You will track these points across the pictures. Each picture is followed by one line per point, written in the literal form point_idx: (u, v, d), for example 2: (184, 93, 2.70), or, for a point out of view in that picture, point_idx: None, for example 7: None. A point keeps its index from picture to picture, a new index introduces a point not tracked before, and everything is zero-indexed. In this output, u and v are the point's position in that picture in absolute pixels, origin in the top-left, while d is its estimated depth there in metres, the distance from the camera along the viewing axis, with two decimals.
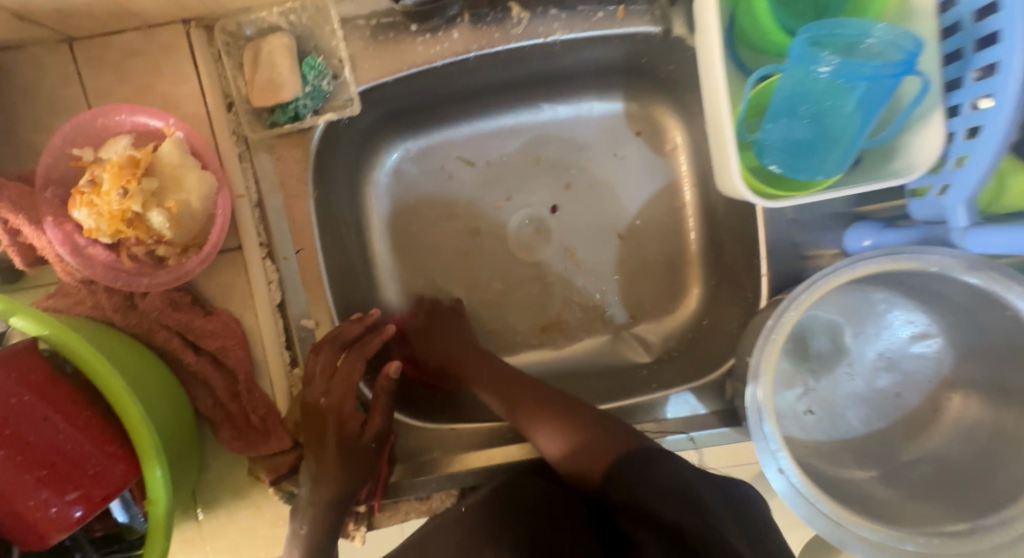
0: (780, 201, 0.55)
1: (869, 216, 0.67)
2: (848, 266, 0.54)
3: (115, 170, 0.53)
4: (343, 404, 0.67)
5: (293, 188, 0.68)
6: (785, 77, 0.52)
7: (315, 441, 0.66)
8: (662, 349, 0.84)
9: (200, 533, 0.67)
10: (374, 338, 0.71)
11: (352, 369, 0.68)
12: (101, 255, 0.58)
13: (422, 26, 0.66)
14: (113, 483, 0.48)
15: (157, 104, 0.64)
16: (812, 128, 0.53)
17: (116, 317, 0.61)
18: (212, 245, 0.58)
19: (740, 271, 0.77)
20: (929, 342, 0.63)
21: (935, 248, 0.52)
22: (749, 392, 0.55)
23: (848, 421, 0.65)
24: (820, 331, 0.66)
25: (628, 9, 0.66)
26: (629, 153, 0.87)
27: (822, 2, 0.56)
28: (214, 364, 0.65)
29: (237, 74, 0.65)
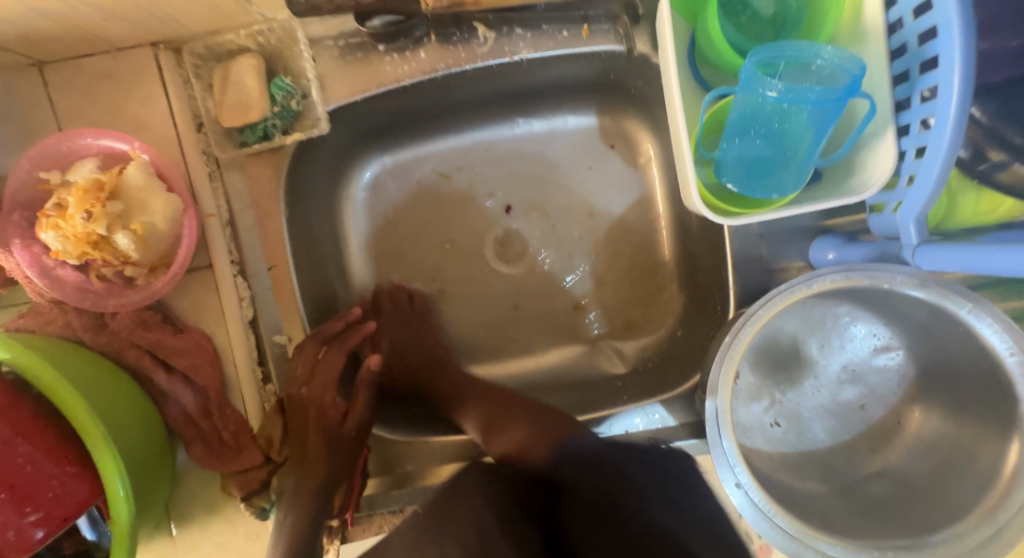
0: (739, 219, 0.56)
1: (834, 230, 0.67)
2: (804, 284, 0.55)
3: (80, 194, 0.54)
4: (324, 395, 0.71)
5: (265, 206, 0.70)
6: (738, 99, 0.52)
7: (297, 434, 0.69)
8: (637, 360, 0.85)
9: (172, 549, 0.67)
10: (353, 334, 0.74)
11: (333, 362, 0.72)
12: (70, 276, 0.58)
13: (390, 47, 0.67)
14: (74, 503, 0.50)
15: (127, 126, 0.64)
16: (768, 147, 0.54)
17: (87, 336, 0.62)
18: (180, 265, 0.59)
19: (710, 283, 0.78)
20: (892, 355, 0.63)
21: (888, 266, 0.54)
22: (709, 408, 0.56)
23: (814, 433, 0.65)
24: (787, 344, 0.66)
25: (592, 28, 0.67)
26: (604, 162, 0.87)
27: (778, 22, 0.58)
28: (186, 381, 0.65)
29: (206, 95, 0.66)
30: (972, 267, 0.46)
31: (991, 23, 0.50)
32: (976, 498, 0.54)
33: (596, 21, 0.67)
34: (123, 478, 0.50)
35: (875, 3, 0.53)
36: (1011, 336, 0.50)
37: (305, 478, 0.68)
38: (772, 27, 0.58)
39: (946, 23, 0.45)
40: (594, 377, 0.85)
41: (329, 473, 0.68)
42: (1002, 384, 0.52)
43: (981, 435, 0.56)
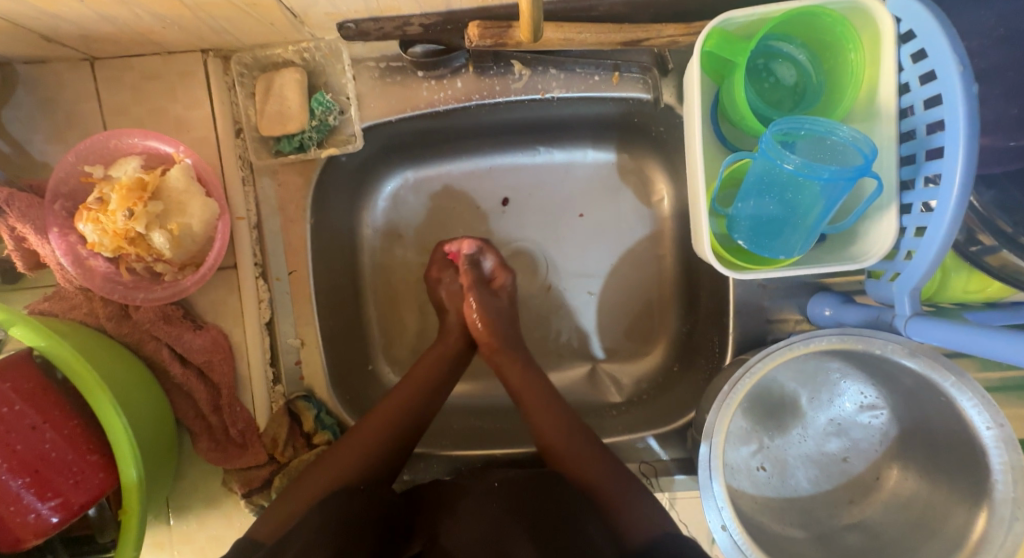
0: (746, 274, 0.59)
1: (832, 288, 0.70)
2: (803, 341, 0.59)
3: (123, 192, 0.57)
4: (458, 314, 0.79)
5: (292, 214, 0.71)
6: (756, 164, 0.57)
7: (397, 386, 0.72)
8: (634, 391, 0.84)
9: (168, 538, 0.69)
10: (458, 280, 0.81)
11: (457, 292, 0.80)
12: (101, 267, 0.61)
13: (429, 74, 0.70)
14: (90, 492, 0.52)
15: (170, 126, 0.67)
16: (779, 211, 0.57)
17: (109, 325, 0.64)
18: (209, 266, 0.61)
19: (708, 330, 0.78)
20: (876, 414, 0.67)
21: (881, 333, 0.58)
22: (703, 451, 0.59)
23: (797, 481, 0.68)
24: (777, 393, 0.69)
25: (622, 75, 0.70)
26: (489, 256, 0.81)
27: (799, 91, 0.61)
28: (199, 376, 0.68)
29: (247, 103, 0.68)
30: (955, 345, 0.50)
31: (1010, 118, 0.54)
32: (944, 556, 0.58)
33: (628, 70, 0.70)
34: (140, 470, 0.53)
35: (890, 87, 0.56)
36: (987, 412, 0.55)
37: (345, 451, 0.65)
38: (792, 96, 0.62)
39: (952, 122, 0.49)
40: (590, 405, 0.84)
41: (380, 444, 0.66)
42: (975, 450, 0.57)
43: (953, 500, 0.59)
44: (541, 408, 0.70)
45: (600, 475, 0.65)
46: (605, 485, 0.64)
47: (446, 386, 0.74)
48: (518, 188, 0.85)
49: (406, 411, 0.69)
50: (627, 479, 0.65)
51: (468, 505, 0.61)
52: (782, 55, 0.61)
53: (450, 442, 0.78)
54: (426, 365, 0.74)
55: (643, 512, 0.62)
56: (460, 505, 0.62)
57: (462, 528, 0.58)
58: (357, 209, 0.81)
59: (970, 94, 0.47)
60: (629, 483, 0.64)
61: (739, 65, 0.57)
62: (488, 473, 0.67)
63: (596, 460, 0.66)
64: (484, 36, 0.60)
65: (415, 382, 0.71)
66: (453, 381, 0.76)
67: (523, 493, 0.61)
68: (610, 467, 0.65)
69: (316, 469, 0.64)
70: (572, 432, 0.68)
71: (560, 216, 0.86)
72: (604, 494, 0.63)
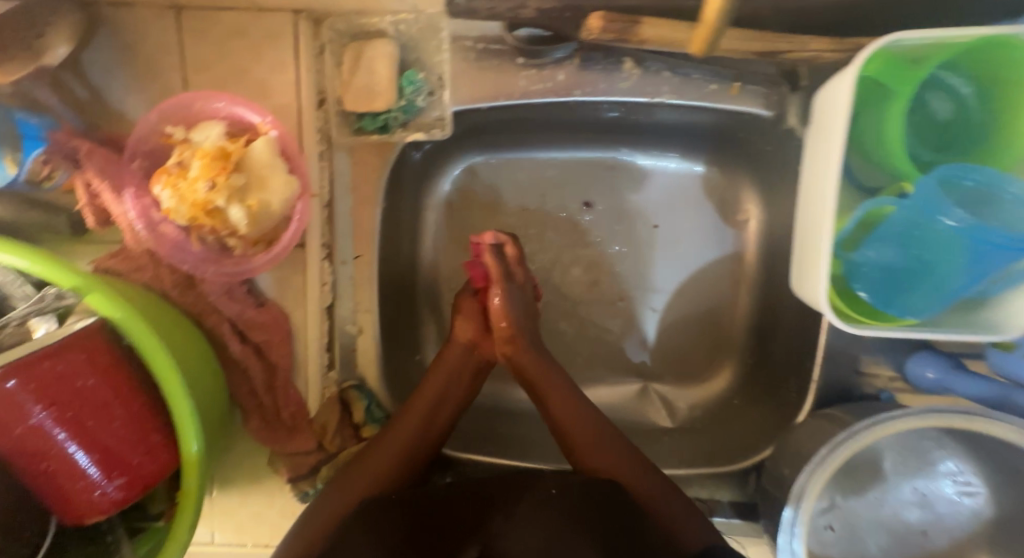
0: (862, 329, 0.53)
1: (938, 348, 0.64)
2: (920, 415, 0.53)
3: (206, 160, 0.54)
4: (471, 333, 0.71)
5: (364, 193, 0.68)
6: (903, 211, 0.51)
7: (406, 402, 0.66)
8: (688, 418, 0.79)
9: (209, 509, 0.68)
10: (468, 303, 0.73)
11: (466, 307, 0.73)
12: (173, 234, 0.57)
13: (530, 61, 0.65)
14: (155, 469, 0.50)
15: (251, 88, 0.63)
16: (917, 267, 0.51)
17: (173, 292, 0.61)
18: (284, 247, 0.58)
19: (786, 370, 0.73)
20: (970, 492, 0.61)
21: (1008, 417, 0.52)
22: (786, 513, 0.55)
23: (866, 546, 0.63)
24: (865, 454, 0.62)
25: (743, 87, 0.64)
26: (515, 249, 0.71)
27: (950, 131, 0.54)
28: (257, 355, 0.65)
29: (334, 72, 0.63)
30: None
31: None
32: None
33: (752, 81, 0.64)
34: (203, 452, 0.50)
35: None
36: None
37: (375, 464, 0.61)
38: (942, 135, 0.55)
39: None
40: (639, 428, 0.79)
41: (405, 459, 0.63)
42: None
43: None
44: (589, 432, 0.63)
45: (644, 480, 0.59)
46: (649, 490, 0.58)
47: (454, 403, 0.68)
48: (599, 192, 0.80)
49: (421, 429, 0.64)
50: (672, 490, 0.59)
51: (524, 512, 0.54)
52: (941, 86, 0.53)
53: (495, 450, 0.74)
54: (436, 382, 0.67)
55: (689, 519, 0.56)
56: (517, 507, 0.55)
57: (520, 536, 0.51)
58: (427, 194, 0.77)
59: None
60: (674, 493, 0.59)
61: (901, 97, 0.50)
62: (539, 478, 0.60)
63: (641, 468, 0.61)
64: (605, 31, 0.54)
65: (425, 398, 0.65)
66: (462, 395, 0.69)
67: (584, 498, 0.54)
68: (655, 478, 0.60)
69: (346, 480, 0.60)
70: (614, 454, 0.61)
71: (638, 225, 0.80)
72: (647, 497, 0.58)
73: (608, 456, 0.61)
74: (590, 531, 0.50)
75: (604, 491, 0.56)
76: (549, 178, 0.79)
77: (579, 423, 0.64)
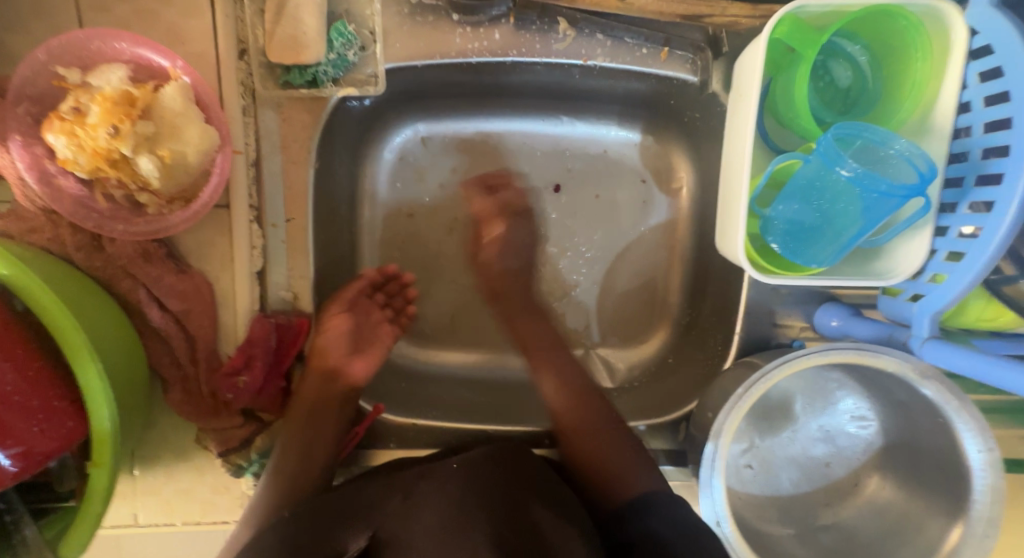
0: (774, 278, 0.58)
1: (841, 299, 0.70)
2: (820, 353, 0.59)
3: (107, 105, 0.49)
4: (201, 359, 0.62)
5: (294, 154, 0.64)
6: (808, 166, 0.55)
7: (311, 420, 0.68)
8: (626, 377, 0.83)
9: (132, 489, 0.64)
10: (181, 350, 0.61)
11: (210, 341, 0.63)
12: (72, 189, 0.53)
13: (465, 19, 0.64)
14: (59, 440, 0.46)
15: (161, 34, 0.59)
16: (820, 220, 0.56)
17: (78, 256, 0.57)
18: (204, 203, 0.55)
19: (712, 327, 0.78)
20: (865, 424, 0.69)
21: (894, 352, 0.58)
22: (708, 450, 0.59)
23: (780, 481, 0.70)
24: (775, 397, 0.69)
25: (671, 53, 0.67)
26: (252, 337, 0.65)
27: (851, 95, 0.60)
28: (178, 323, 0.62)
29: (256, 21, 0.59)
30: (969, 372, 0.51)
31: None
32: None
33: (678, 46, 0.66)
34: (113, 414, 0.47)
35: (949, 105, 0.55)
36: (980, 436, 0.56)
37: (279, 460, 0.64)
38: (844, 98, 0.60)
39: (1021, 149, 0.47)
40: None
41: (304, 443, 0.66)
42: (959, 470, 0.59)
43: (930, 513, 0.62)
44: (573, 397, 0.71)
45: (614, 457, 0.65)
46: (621, 461, 0.65)
47: (329, 423, 0.68)
48: (537, 157, 0.81)
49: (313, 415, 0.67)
50: (638, 461, 0.65)
51: (425, 490, 0.54)
52: (843, 54, 0.59)
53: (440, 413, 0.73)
54: (307, 394, 0.67)
55: (651, 480, 0.63)
56: (416, 488, 0.55)
57: (419, 515, 0.52)
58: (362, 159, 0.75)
59: None
60: (640, 456, 0.65)
61: (806, 59, 0.53)
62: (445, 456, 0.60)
63: (610, 432, 0.68)
64: None
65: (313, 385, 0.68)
66: (336, 426, 0.68)
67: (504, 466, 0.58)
68: (622, 437, 0.67)
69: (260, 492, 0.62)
70: (596, 414, 0.70)
71: (578, 195, 0.82)
72: (619, 477, 0.64)
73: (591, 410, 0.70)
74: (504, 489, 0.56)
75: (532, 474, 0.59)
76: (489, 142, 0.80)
77: (590, 413, 0.70)
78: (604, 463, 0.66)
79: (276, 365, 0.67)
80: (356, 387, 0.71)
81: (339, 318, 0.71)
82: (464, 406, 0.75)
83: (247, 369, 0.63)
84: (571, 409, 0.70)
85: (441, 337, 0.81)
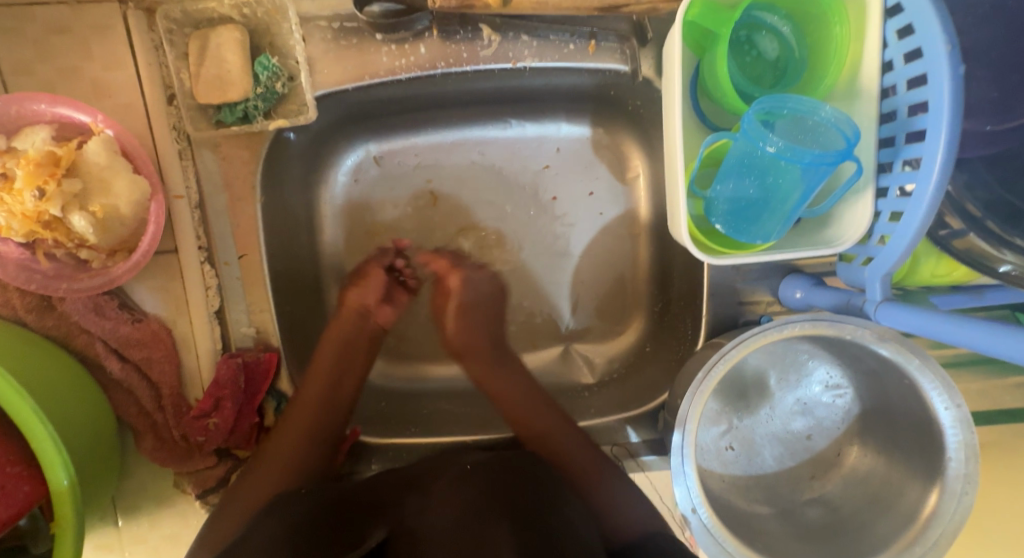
0: (722, 258, 0.58)
1: (804, 270, 0.69)
2: (777, 328, 0.58)
3: (31, 168, 0.50)
4: (166, 417, 0.63)
5: (239, 191, 0.64)
6: (737, 144, 0.55)
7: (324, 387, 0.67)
8: (605, 371, 0.81)
9: (118, 540, 0.64)
10: (151, 413, 0.63)
11: (171, 400, 0.63)
12: (14, 253, 0.54)
13: (388, 37, 0.64)
14: (14, 507, 0.49)
15: (87, 90, 0.59)
16: (758, 194, 0.56)
17: (31, 318, 0.58)
18: (143, 252, 0.56)
19: (681, 312, 0.76)
20: (840, 393, 0.68)
21: (851, 318, 0.57)
22: (676, 437, 0.59)
23: (763, 459, 0.69)
24: (748, 376, 0.69)
25: (599, 45, 0.67)
26: (223, 374, 0.63)
27: (781, 66, 0.59)
28: (140, 372, 0.62)
29: (180, 65, 0.61)
30: (914, 329, 0.51)
31: (996, 99, 0.53)
32: (898, 531, 0.60)
33: (604, 39, 0.67)
34: (69, 468, 0.49)
35: (874, 64, 0.55)
36: (947, 393, 0.56)
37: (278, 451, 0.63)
38: (773, 70, 0.60)
39: (937, 103, 0.47)
40: (561, 387, 0.81)
41: (307, 438, 0.65)
42: (933, 430, 0.58)
43: (910, 477, 0.61)
44: (526, 401, 0.71)
45: (574, 457, 0.66)
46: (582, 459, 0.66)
47: (354, 375, 0.71)
48: (489, 163, 0.80)
49: (320, 411, 0.66)
50: (597, 455, 0.66)
51: (443, 486, 0.55)
52: (767, 27, 0.59)
53: (419, 429, 0.72)
54: (326, 358, 0.69)
55: (608, 469, 0.65)
56: (434, 485, 0.55)
57: (430, 511, 0.52)
58: (311, 186, 0.75)
59: (956, 74, 0.46)
60: (592, 452, 0.67)
61: (722, 38, 0.54)
62: (459, 455, 0.61)
63: (567, 432, 0.68)
64: None
65: (317, 381, 0.67)
66: (358, 372, 0.71)
67: (498, 479, 0.55)
68: (576, 432, 0.68)
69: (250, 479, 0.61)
70: (549, 420, 0.69)
71: (534, 199, 0.81)
72: (580, 471, 0.65)
73: (545, 415, 0.70)
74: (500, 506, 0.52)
75: (528, 478, 0.57)
76: (438, 153, 0.79)
77: (538, 413, 0.70)
78: (565, 462, 0.66)
79: (248, 403, 0.65)
80: (383, 327, 0.74)
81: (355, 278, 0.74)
82: (443, 418, 0.75)
83: (217, 411, 0.63)
84: (535, 414, 0.70)
85: (414, 352, 0.81)
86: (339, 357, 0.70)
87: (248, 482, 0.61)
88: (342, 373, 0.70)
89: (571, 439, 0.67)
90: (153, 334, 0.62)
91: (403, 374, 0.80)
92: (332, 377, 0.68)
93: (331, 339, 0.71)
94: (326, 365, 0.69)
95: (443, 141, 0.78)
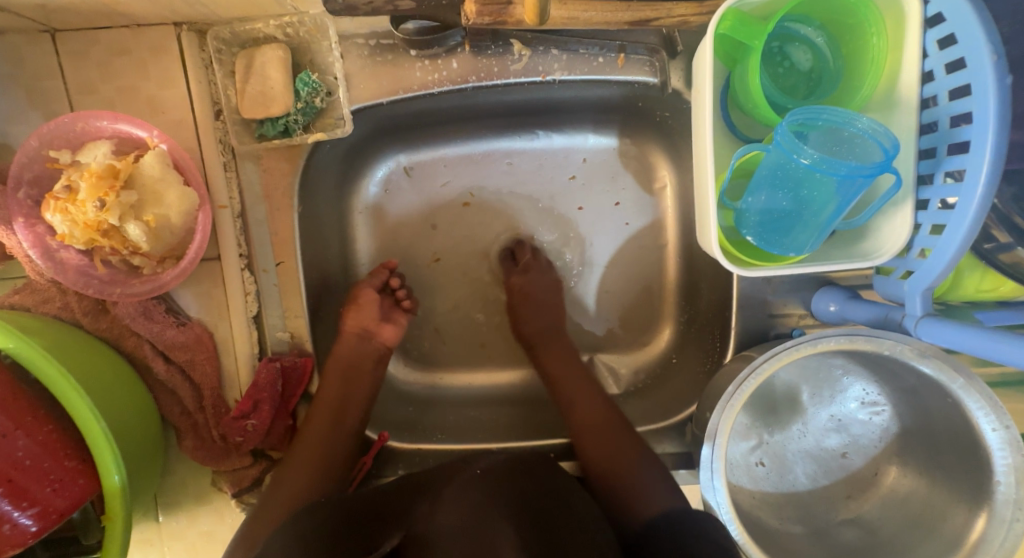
0: (754, 271, 0.57)
1: (839, 283, 0.68)
2: (811, 342, 0.57)
3: (93, 181, 0.54)
4: (206, 419, 0.65)
5: (277, 201, 0.67)
6: (770, 156, 0.54)
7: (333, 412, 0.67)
8: (631, 382, 0.81)
9: (158, 534, 0.67)
10: (194, 415, 0.65)
11: (215, 400, 0.66)
12: (74, 260, 0.58)
13: (422, 53, 0.66)
14: (70, 498, 0.52)
15: (142, 106, 0.63)
16: (792, 207, 0.55)
17: (86, 320, 0.61)
18: (190, 259, 0.59)
19: (710, 324, 0.75)
20: (877, 411, 0.66)
21: (891, 333, 0.56)
22: (705, 451, 0.58)
23: (795, 476, 0.68)
24: (779, 390, 0.67)
25: (628, 57, 0.68)
26: (269, 378, 0.65)
27: (814, 76, 0.59)
28: (183, 374, 0.65)
29: (228, 82, 0.64)
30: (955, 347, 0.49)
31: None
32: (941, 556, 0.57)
33: (634, 51, 0.67)
34: (119, 463, 0.52)
35: (913, 74, 0.54)
36: (993, 414, 0.54)
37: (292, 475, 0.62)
38: (807, 81, 0.59)
39: (982, 116, 0.46)
40: None
41: (324, 457, 0.65)
42: (978, 452, 0.56)
43: (953, 500, 0.59)
44: (582, 399, 0.71)
45: (617, 453, 0.65)
46: (626, 460, 0.64)
47: (359, 399, 0.70)
48: (519, 174, 0.81)
49: (329, 436, 0.66)
50: (644, 458, 0.65)
51: (450, 491, 0.53)
52: (800, 39, 0.58)
53: (444, 436, 0.73)
54: (332, 387, 0.68)
55: (651, 472, 0.63)
56: (443, 490, 0.54)
57: (440, 515, 0.50)
58: (345, 197, 0.77)
59: (1001, 86, 0.45)
60: (641, 454, 0.65)
61: (754, 50, 0.54)
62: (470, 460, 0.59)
63: (613, 430, 0.67)
64: (482, 14, 0.57)
65: (324, 406, 0.67)
66: (365, 396, 0.71)
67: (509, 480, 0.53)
68: (623, 430, 0.67)
69: (264, 510, 0.60)
70: (602, 421, 0.68)
71: (561, 210, 0.81)
72: (624, 476, 0.63)
73: (596, 412, 0.69)
74: (506, 505, 0.50)
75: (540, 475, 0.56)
76: (466, 164, 0.80)
77: (590, 410, 0.69)
78: (609, 460, 0.65)
79: (284, 404, 0.68)
80: (388, 345, 0.75)
81: (367, 294, 0.75)
82: (468, 425, 0.76)
83: (255, 413, 0.65)
84: (586, 410, 0.69)
85: (441, 358, 0.82)
86: (344, 378, 0.69)
87: (270, 498, 0.61)
88: (347, 397, 0.69)
89: (616, 439, 0.66)
90: (195, 336, 0.65)
91: (432, 381, 0.81)
92: (338, 402, 0.68)
93: (335, 362, 0.70)
94: (332, 394, 0.68)
95: (472, 152, 0.80)
